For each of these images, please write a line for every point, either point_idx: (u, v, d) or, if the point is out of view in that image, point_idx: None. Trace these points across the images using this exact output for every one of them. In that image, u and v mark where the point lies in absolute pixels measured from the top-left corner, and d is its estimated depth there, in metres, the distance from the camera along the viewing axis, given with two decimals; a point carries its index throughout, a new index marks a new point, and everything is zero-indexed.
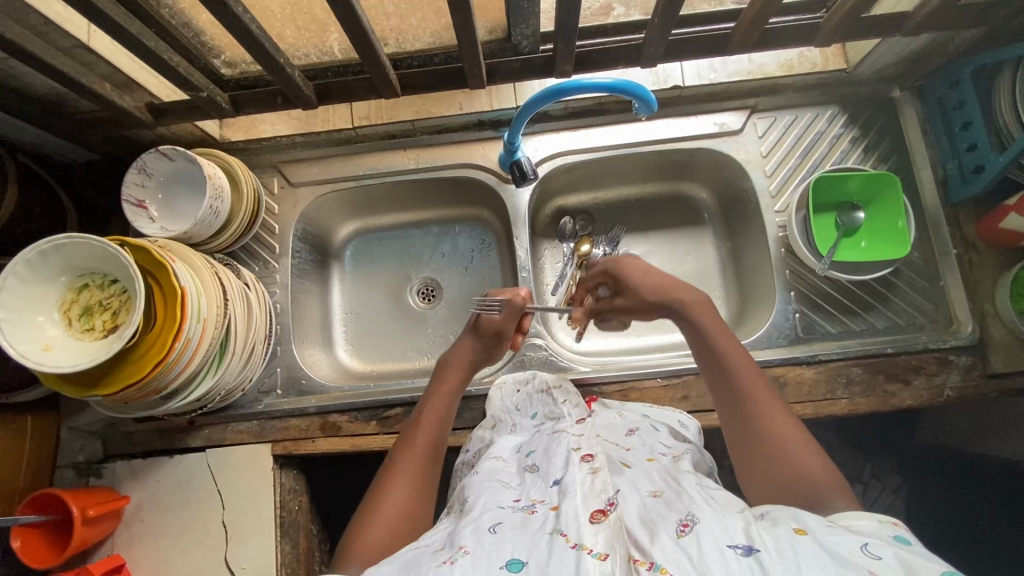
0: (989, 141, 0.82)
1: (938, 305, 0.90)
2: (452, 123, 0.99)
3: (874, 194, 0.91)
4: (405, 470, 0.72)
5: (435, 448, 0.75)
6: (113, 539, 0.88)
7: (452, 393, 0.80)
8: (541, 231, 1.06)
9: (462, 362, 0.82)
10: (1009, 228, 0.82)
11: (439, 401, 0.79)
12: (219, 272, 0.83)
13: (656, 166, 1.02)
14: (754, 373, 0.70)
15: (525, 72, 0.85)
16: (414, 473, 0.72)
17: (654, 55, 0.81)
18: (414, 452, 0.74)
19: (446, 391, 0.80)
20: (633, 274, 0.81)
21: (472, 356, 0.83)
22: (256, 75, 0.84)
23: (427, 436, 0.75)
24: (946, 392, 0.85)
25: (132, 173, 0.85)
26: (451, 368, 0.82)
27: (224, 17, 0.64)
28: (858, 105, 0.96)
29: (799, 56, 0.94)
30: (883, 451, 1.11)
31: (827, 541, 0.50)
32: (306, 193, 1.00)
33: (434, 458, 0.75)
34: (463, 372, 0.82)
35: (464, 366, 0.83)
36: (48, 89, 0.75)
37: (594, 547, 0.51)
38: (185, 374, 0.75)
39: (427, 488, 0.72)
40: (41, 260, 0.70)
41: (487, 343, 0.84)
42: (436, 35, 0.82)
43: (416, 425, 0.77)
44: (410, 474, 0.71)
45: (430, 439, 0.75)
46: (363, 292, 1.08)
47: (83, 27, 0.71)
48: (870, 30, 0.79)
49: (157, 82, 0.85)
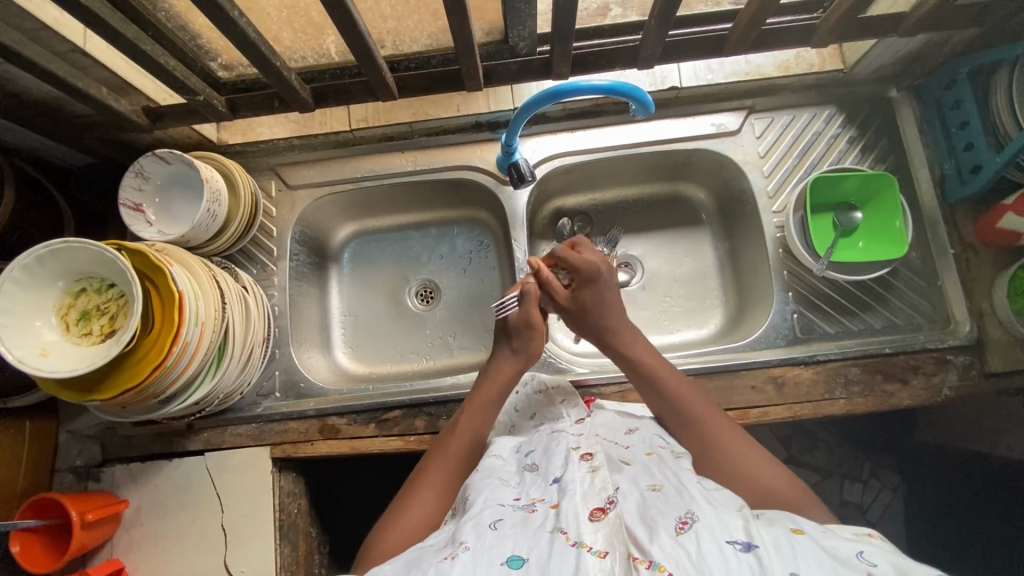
0: (986, 141, 0.82)
1: (936, 305, 0.90)
2: (450, 125, 0.99)
3: (872, 194, 0.90)
4: (433, 478, 0.72)
5: (469, 459, 0.75)
6: (112, 542, 0.88)
7: (492, 403, 0.79)
8: (539, 233, 1.06)
9: (500, 372, 0.81)
10: (1007, 227, 0.82)
11: (476, 410, 0.78)
12: (217, 275, 0.83)
13: (653, 166, 1.02)
14: (697, 395, 0.75)
15: (522, 74, 0.85)
16: (443, 482, 0.72)
17: (651, 57, 0.81)
18: (444, 460, 0.74)
19: (485, 400, 0.79)
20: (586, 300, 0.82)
21: (513, 363, 0.82)
22: (252, 78, 0.83)
23: (461, 446, 0.75)
24: (944, 391, 0.86)
25: (129, 177, 0.85)
26: (490, 374, 0.82)
27: (220, 21, 0.64)
28: (855, 105, 0.96)
29: (797, 57, 0.94)
30: (884, 451, 1.13)
31: (826, 543, 0.50)
32: (304, 196, 1.00)
33: (466, 468, 0.74)
34: (503, 383, 0.80)
35: (503, 375, 0.81)
36: (44, 93, 0.75)
37: (594, 544, 0.52)
38: (183, 378, 0.75)
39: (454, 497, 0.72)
40: (39, 265, 0.70)
41: (525, 353, 0.82)
42: (433, 37, 0.82)
43: (452, 434, 0.77)
44: (433, 476, 0.72)
45: (462, 449, 0.75)
46: (361, 294, 1.08)
47: (79, 31, 0.71)
48: (868, 31, 0.79)
49: (154, 86, 0.85)
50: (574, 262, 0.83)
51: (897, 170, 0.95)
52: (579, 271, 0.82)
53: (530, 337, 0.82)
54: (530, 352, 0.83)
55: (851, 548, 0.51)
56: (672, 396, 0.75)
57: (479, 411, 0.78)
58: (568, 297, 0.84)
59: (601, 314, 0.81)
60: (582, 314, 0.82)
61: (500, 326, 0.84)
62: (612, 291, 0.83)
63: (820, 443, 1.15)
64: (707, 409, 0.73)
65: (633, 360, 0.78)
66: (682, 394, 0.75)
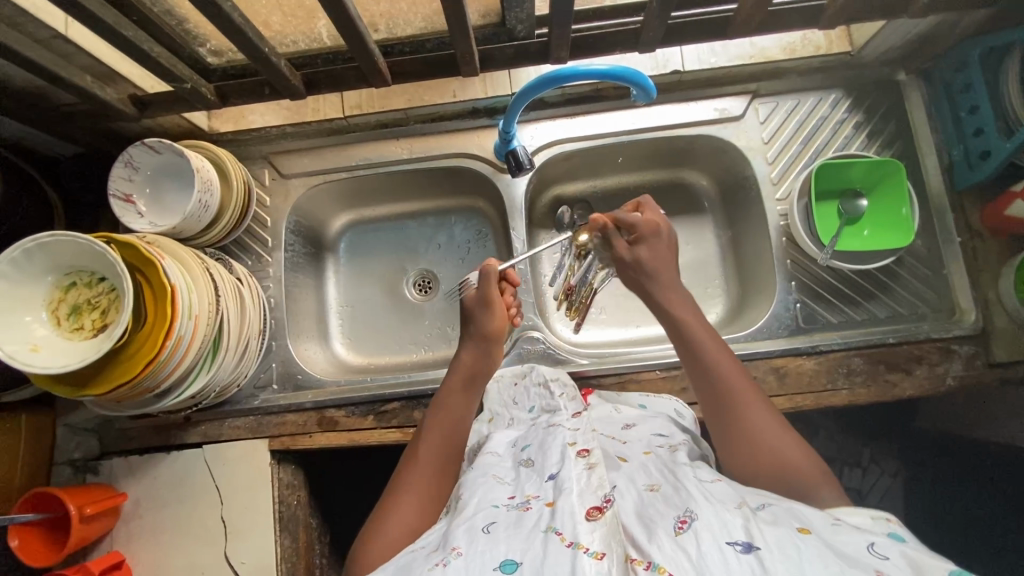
0: (996, 126, 0.80)
1: (941, 293, 0.89)
2: (444, 112, 0.97)
3: (878, 179, 0.88)
4: (414, 482, 0.71)
5: (444, 456, 0.74)
6: (113, 535, 0.88)
7: (462, 399, 0.78)
8: (539, 221, 1.04)
9: (463, 366, 0.80)
10: (1014, 215, 0.81)
11: (446, 404, 0.77)
12: (209, 267, 0.81)
13: (656, 152, 1.00)
14: (736, 369, 0.71)
15: (520, 59, 0.83)
16: (421, 484, 0.71)
17: (653, 40, 0.78)
18: (424, 459, 0.73)
19: (454, 394, 0.78)
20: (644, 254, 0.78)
21: (479, 355, 0.80)
22: (242, 63, 0.81)
23: (435, 445, 0.74)
24: (948, 381, 0.84)
25: (118, 166, 0.84)
26: (458, 369, 0.80)
27: (206, 7, 0.62)
28: (862, 88, 0.94)
29: (802, 39, 0.92)
30: (884, 436, 1.10)
31: (833, 540, 0.49)
32: (297, 184, 0.98)
33: (444, 467, 0.73)
34: (470, 376, 0.79)
35: (466, 368, 0.80)
36: (27, 81, 0.73)
37: (590, 545, 0.51)
38: (177, 373, 0.74)
39: (436, 499, 0.71)
40: (27, 259, 0.69)
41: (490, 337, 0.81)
42: (428, 20, 0.79)
43: (425, 435, 0.76)
44: (417, 481, 0.71)
45: (438, 448, 0.74)
46: (359, 283, 1.06)
47: (60, 18, 0.68)
48: (877, 12, 0.76)
49: (140, 73, 0.82)
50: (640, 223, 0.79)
51: (904, 155, 0.92)
52: (637, 228, 0.79)
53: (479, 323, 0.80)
54: (497, 339, 0.81)
55: (861, 540, 0.50)
56: (709, 367, 0.71)
57: (448, 407, 0.77)
58: (625, 253, 0.79)
59: (651, 273, 0.77)
60: (637, 269, 0.78)
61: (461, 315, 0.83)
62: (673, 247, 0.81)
63: (820, 430, 1.11)
64: (740, 378, 0.70)
65: (675, 321, 0.74)
66: (722, 368, 0.70)
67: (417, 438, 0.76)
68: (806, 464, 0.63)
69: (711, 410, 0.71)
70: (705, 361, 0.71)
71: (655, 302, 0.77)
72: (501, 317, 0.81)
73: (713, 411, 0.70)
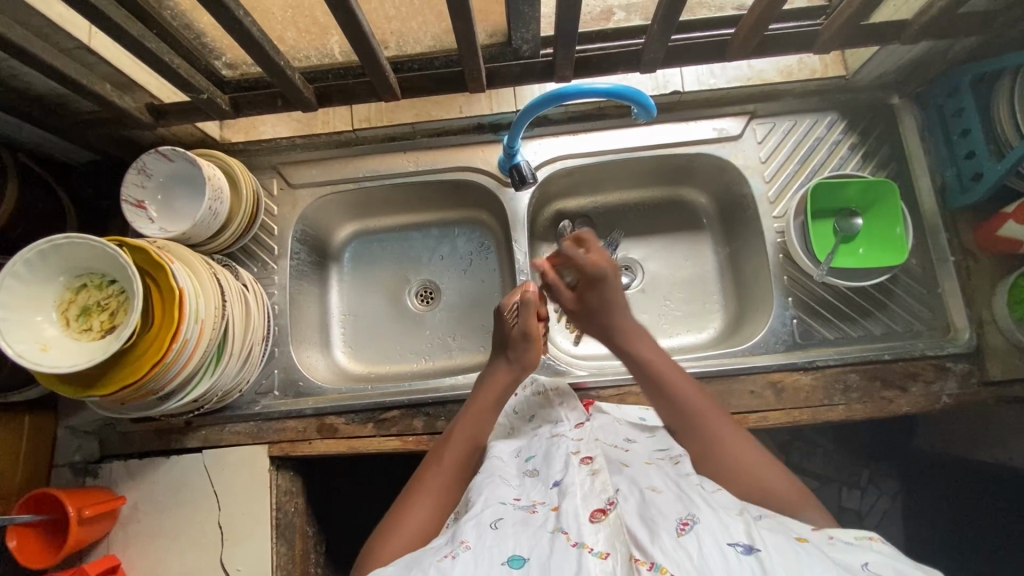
0: (987, 149, 0.82)
1: (936, 311, 0.90)
2: (451, 127, 1.00)
3: (871, 200, 0.91)
4: (431, 487, 0.72)
5: (466, 466, 0.74)
6: (109, 538, 0.88)
7: (489, 411, 0.78)
8: (541, 235, 1.07)
9: (496, 383, 0.80)
10: (1007, 235, 0.82)
11: (473, 416, 0.77)
12: (218, 273, 0.83)
13: (656, 170, 1.02)
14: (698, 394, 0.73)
15: (525, 76, 0.85)
16: (440, 490, 0.72)
17: (653, 61, 0.81)
18: (442, 466, 0.74)
19: (478, 407, 0.78)
20: (599, 294, 0.78)
21: (505, 372, 0.81)
22: (256, 77, 0.84)
23: (458, 453, 0.75)
24: (943, 399, 0.86)
25: (132, 173, 0.86)
26: (486, 386, 0.80)
27: (225, 21, 0.64)
28: (857, 111, 0.97)
29: (799, 62, 0.95)
30: (879, 457, 1.11)
31: (831, 552, 0.50)
32: (305, 194, 1.00)
33: (463, 475, 0.74)
34: (498, 392, 0.80)
35: (500, 383, 0.80)
36: (48, 89, 0.76)
37: (595, 545, 0.52)
38: (183, 374, 0.75)
39: (452, 507, 0.71)
40: (41, 260, 0.70)
41: (520, 362, 0.81)
42: (437, 39, 0.83)
43: (448, 442, 0.76)
44: (435, 489, 0.71)
45: (460, 457, 0.74)
46: (362, 293, 1.08)
47: (84, 28, 0.71)
48: (869, 38, 0.79)
49: (158, 84, 0.85)
50: (580, 263, 0.78)
51: (898, 177, 0.95)
52: (584, 272, 0.78)
53: (521, 350, 0.81)
54: (526, 364, 0.81)
55: (857, 558, 0.50)
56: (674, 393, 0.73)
57: (473, 419, 0.77)
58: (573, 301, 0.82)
59: (609, 313, 0.79)
60: (588, 314, 0.80)
61: (499, 339, 0.83)
62: (618, 291, 0.79)
63: (817, 448, 1.12)
64: (703, 400, 0.73)
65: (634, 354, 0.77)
66: (686, 393, 0.73)
67: (438, 446, 0.77)
68: (787, 485, 0.66)
69: (680, 434, 0.72)
70: (667, 381, 0.74)
71: (616, 336, 0.78)
72: (538, 352, 0.82)
73: (686, 435, 0.71)
